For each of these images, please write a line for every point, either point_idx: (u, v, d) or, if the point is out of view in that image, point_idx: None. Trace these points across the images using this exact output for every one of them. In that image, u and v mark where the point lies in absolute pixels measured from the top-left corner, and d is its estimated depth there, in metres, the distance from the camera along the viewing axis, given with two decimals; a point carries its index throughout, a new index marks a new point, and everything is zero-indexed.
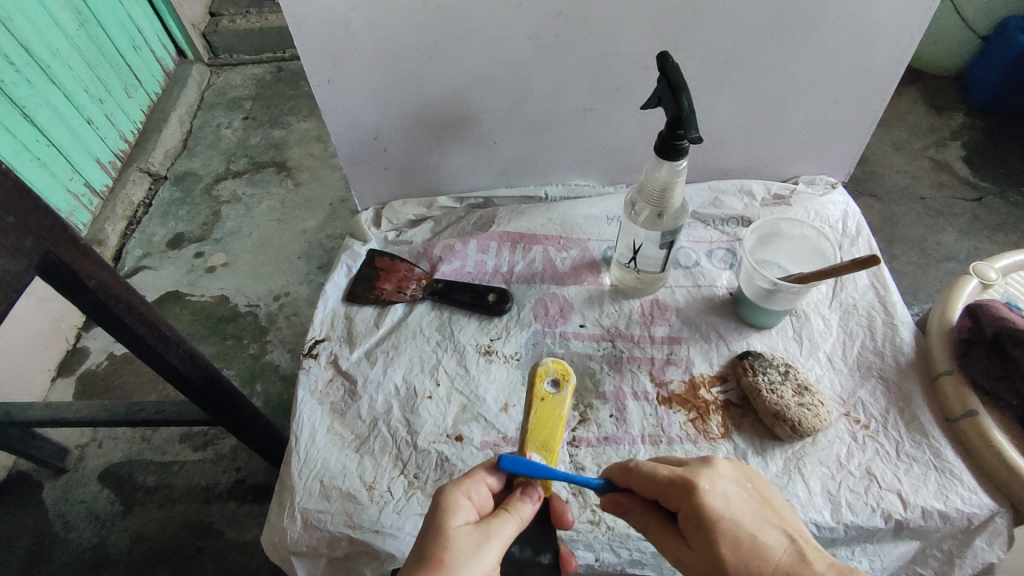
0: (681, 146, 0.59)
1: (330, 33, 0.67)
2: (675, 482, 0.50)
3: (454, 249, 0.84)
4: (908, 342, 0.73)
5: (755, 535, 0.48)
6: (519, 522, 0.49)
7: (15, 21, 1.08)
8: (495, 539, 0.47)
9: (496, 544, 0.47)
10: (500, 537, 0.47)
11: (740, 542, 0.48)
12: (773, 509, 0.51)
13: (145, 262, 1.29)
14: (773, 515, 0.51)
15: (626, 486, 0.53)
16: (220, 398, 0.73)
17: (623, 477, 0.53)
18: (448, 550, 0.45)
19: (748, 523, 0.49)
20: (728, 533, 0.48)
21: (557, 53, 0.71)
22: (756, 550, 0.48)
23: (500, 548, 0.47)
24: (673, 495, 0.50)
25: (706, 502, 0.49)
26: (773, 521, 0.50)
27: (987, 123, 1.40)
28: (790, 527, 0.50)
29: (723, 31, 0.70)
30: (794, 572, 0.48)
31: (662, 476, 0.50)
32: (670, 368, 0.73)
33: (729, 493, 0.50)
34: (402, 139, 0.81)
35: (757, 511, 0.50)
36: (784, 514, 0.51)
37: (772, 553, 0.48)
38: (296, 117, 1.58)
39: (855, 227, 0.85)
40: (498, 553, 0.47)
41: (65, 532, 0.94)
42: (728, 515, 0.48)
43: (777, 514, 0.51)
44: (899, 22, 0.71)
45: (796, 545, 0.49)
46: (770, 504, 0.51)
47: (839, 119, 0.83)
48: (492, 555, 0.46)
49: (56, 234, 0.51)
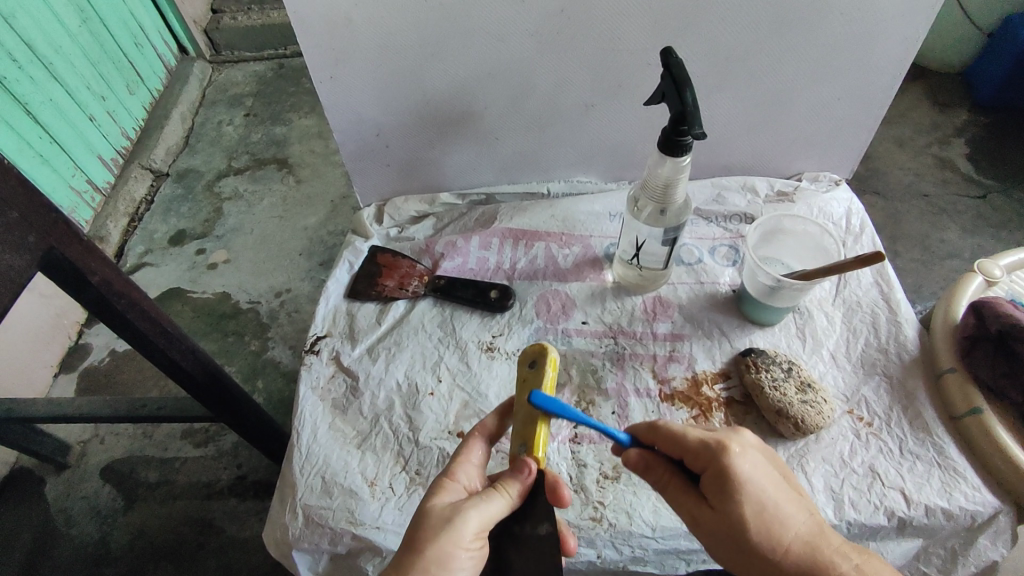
0: (685, 142, 0.59)
1: (333, 29, 0.67)
2: (706, 443, 0.49)
3: (456, 246, 0.84)
4: (912, 339, 0.73)
5: (778, 505, 0.48)
6: (504, 497, 0.49)
7: (18, 17, 1.08)
8: (472, 507, 0.47)
9: (473, 513, 0.47)
10: (479, 507, 0.47)
11: (764, 509, 0.47)
12: (793, 484, 0.50)
13: (147, 259, 1.29)
14: (795, 490, 0.50)
15: (654, 443, 0.53)
16: (221, 394, 0.73)
17: (651, 433, 0.53)
18: (422, 526, 0.47)
19: (773, 493, 0.48)
20: (754, 499, 0.47)
21: (560, 49, 0.71)
22: (778, 518, 0.47)
23: (479, 524, 0.47)
24: (701, 456, 0.49)
25: (735, 466, 0.47)
26: (795, 495, 0.49)
27: (991, 120, 1.40)
28: (810, 505, 0.50)
29: (727, 27, 0.70)
30: (811, 546, 0.47)
31: (692, 437, 0.50)
32: (672, 365, 0.73)
33: (758, 461, 0.49)
34: (404, 135, 0.81)
35: (782, 482, 0.49)
36: (803, 491, 0.51)
37: (792, 524, 0.47)
38: (297, 114, 1.58)
39: (858, 225, 0.85)
40: (478, 524, 0.47)
41: (68, 528, 0.94)
42: (754, 483, 0.48)
43: (797, 490, 0.50)
44: (905, 17, 0.70)
45: (814, 520, 0.48)
46: (792, 480, 0.51)
47: (843, 115, 0.83)
48: (469, 529, 0.46)
49: (59, 229, 0.51)
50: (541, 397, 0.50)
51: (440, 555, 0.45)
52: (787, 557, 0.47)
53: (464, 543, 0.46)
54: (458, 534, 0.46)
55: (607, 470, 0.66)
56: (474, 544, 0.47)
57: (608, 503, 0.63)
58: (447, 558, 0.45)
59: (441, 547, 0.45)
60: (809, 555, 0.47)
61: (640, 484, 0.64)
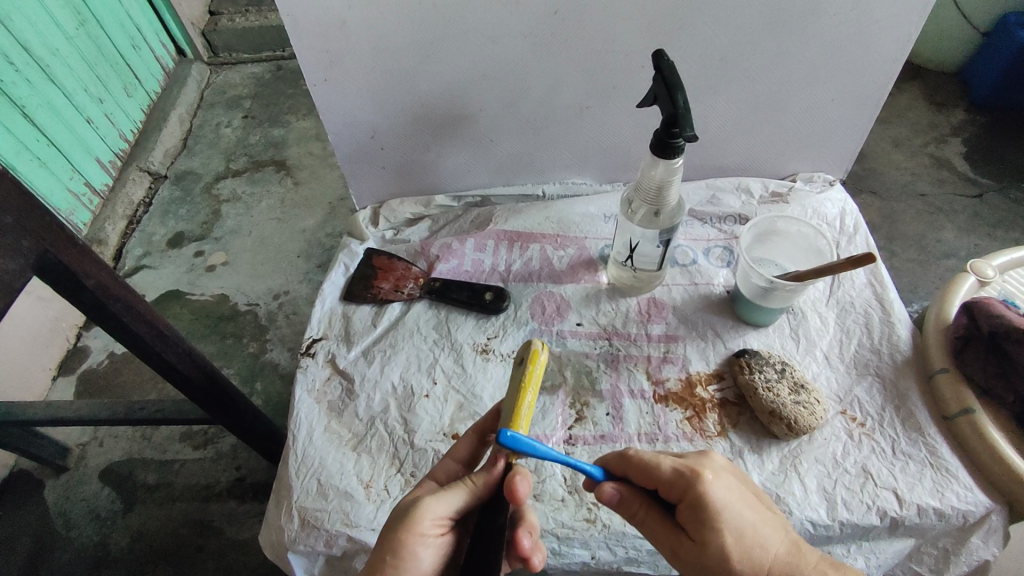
0: (676, 145, 0.59)
1: (326, 32, 0.68)
2: (680, 473, 0.49)
3: (451, 248, 0.84)
4: (905, 339, 0.73)
5: (756, 527, 0.49)
6: (464, 486, 0.50)
7: (15, 21, 1.08)
8: (429, 495, 0.49)
9: (429, 500, 0.48)
10: (437, 495, 0.49)
11: (742, 532, 0.48)
12: (766, 505, 0.51)
13: (145, 261, 1.29)
14: (768, 509, 0.51)
15: (625, 475, 0.52)
16: (219, 397, 0.73)
17: (622, 465, 0.52)
18: (393, 514, 0.50)
19: (749, 516, 0.49)
20: (732, 524, 0.48)
21: (554, 51, 0.71)
22: (758, 541, 0.48)
23: (439, 511, 0.48)
24: (677, 486, 0.49)
25: (711, 492, 0.48)
26: (769, 515, 0.50)
27: (988, 120, 1.40)
28: (783, 522, 0.51)
29: (719, 28, 0.70)
30: (789, 563, 0.49)
31: (666, 469, 0.50)
32: (667, 366, 0.73)
33: (730, 484, 0.50)
34: (399, 137, 0.81)
35: (754, 503, 0.50)
36: (771, 506, 0.52)
37: (771, 545, 0.48)
38: (295, 116, 1.58)
39: (853, 225, 0.85)
40: (434, 511, 0.48)
41: (67, 530, 0.94)
42: (729, 507, 0.48)
43: (771, 509, 0.51)
44: (897, 18, 0.70)
45: (788, 537, 0.50)
46: (762, 499, 0.52)
47: (837, 116, 0.83)
48: (428, 516, 0.48)
49: (54, 234, 0.51)
50: (509, 437, 0.46)
51: (396, 540, 0.47)
52: None
53: (420, 529, 0.47)
54: (414, 519, 0.48)
55: None
56: (433, 532, 0.48)
57: (602, 504, 0.64)
58: (403, 544, 0.47)
59: (397, 532, 0.47)
60: (788, 572, 0.49)
61: None
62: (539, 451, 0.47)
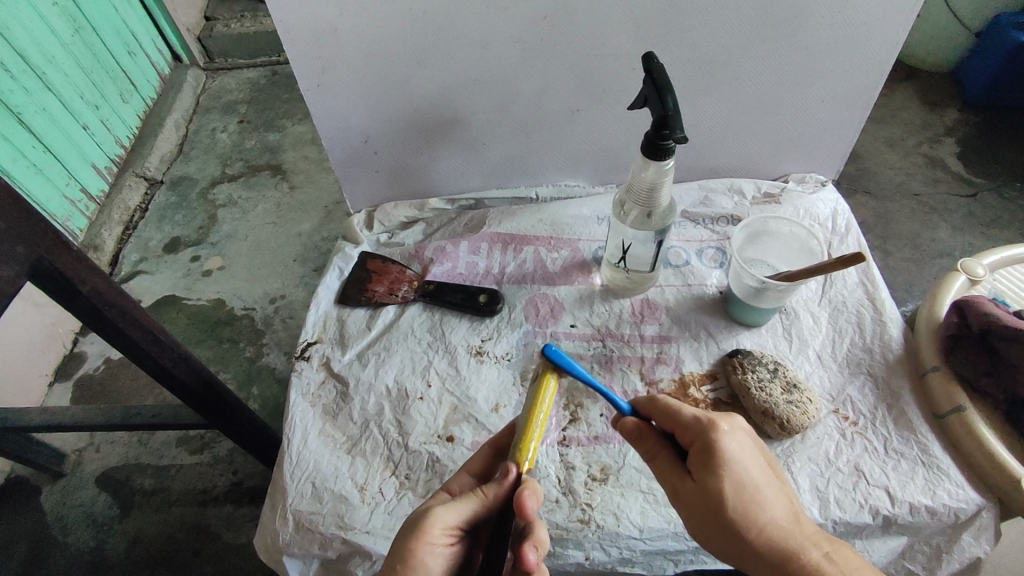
0: (666, 146, 0.60)
1: (319, 38, 0.68)
2: (698, 419, 0.50)
3: (445, 251, 0.84)
4: (897, 338, 0.73)
5: (757, 486, 0.49)
6: (475, 496, 0.49)
7: (11, 28, 1.09)
8: (438, 504, 0.49)
9: (438, 510, 0.48)
10: (447, 505, 0.49)
11: (745, 487, 0.48)
12: (776, 474, 0.51)
13: (142, 267, 1.29)
14: (778, 477, 0.51)
15: (651, 415, 0.54)
16: (214, 401, 0.73)
17: (649, 406, 0.54)
18: (404, 523, 0.49)
19: (755, 474, 0.49)
20: (737, 476, 0.48)
21: (546, 55, 0.72)
22: (756, 498, 0.48)
23: (450, 520, 0.48)
24: (692, 430, 0.50)
25: (723, 441, 0.48)
26: (776, 481, 0.50)
27: (981, 119, 1.40)
28: (789, 494, 0.51)
29: (710, 31, 0.71)
30: (785, 529, 0.48)
31: (688, 413, 0.51)
32: (660, 367, 0.73)
33: (744, 443, 0.50)
34: (392, 142, 0.82)
35: (765, 467, 0.50)
36: (784, 481, 0.52)
37: (770, 507, 0.48)
38: (291, 121, 1.59)
39: (844, 225, 0.86)
40: (442, 520, 0.48)
41: (63, 536, 0.94)
42: (739, 461, 0.48)
43: (779, 479, 0.51)
44: (884, 20, 0.71)
45: (790, 507, 0.50)
46: (775, 470, 0.52)
47: (827, 117, 0.84)
48: (438, 524, 0.48)
49: (49, 240, 0.52)
50: (554, 349, 0.52)
51: (404, 549, 0.47)
52: (759, 535, 0.48)
53: (429, 537, 0.47)
54: (422, 529, 0.48)
55: (595, 472, 0.66)
56: (442, 541, 0.48)
57: (596, 505, 0.64)
58: (411, 553, 0.47)
59: (406, 542, 0.47)
60: (780, 536, 0.48)
61: (627, 485, 0.65)
62: (576, 366, 0.51)
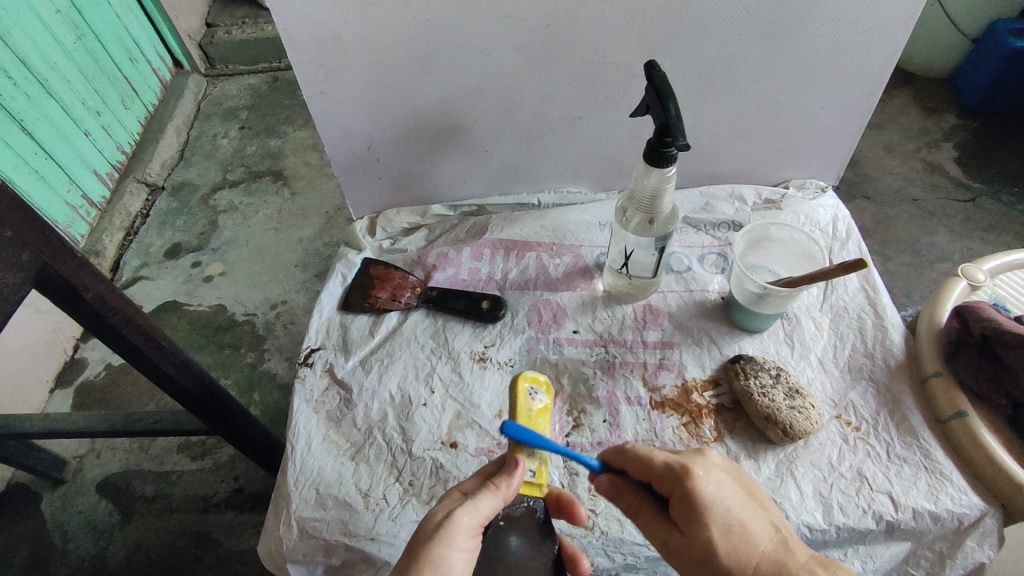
0: (669, 154, 0.60)
1: (323, 46, 0.68)
2: (669, 468, 0.50)
3: (448, 257, 0.85)
4: (898, 344, 0.74)
5: (745, 524, 0.49)
6: (494, 493, 0.50)
7: (13, 35, 1.09)
8: (461, 508, 0.48)
9: (462, 513, 0.48)
10: (470, 505, 0.49)
11: (730, 528, 0.48)
12: (762, 504, 0.51)
13: (142, 273, 1.29)
14: (762, 506, 0.51)
15: (623, 469, 0.54)
16: (218, 408, 0.73)
17: (619, 458, 0.54)
18: (424, 528, 0.48)
19: (739, 512, 0.49)
20: (719, 519, 0.48)
21: (548, 63, 0.72)
22: (745, 537, 0.48)
23: (476, 521, 0.48)
24: (667, 479, 0.50)
25: (699, 488, 0.49)
26: (764, 514, 0.50)
27: (979, 124, 1.41)
28: (778, 521, 0.51)
29: (710, 38, 0.71)
30: (780, 563, 0.48)
31: (659, 460, 0.51)
32: (663, 373, 0.74)
33: (721, 482, 0.50)
34: (395, 148, 0.82)
35: (747, 501, 0.50)
36: (771, 506, 0.52)
37: (760, 543, 0.48)
38: (293, 127, 1.59)
39: (845, 231, 0.86)
40: (468, 522, 0.48)
41: (63, 543, 0.94)
42: (718, 504, 0.49)
43: (768, 507, 0.51)
44: (883, 28, 0.72)
45: (782, 537, 0.49)
46: (760, 497, 0.52)
47: (828, 124, 0.84)
48: (465, 526, 0.47)
49: (54, 247, 0.52)
50: (513, 427, 0.52)
51: (433, 556, 0.46)
52: None
53: (455, 541, 0.47)
54: (448, 534, 0.47)
55: None
56: (467, 543, 0.47)
57: (600, 511, 0.64)
58: (439, 559, 0.46)
59: (433, 549, 0.46)
60: (778, 571, 0.48)
61: None
62: (541, 440, 0.52)
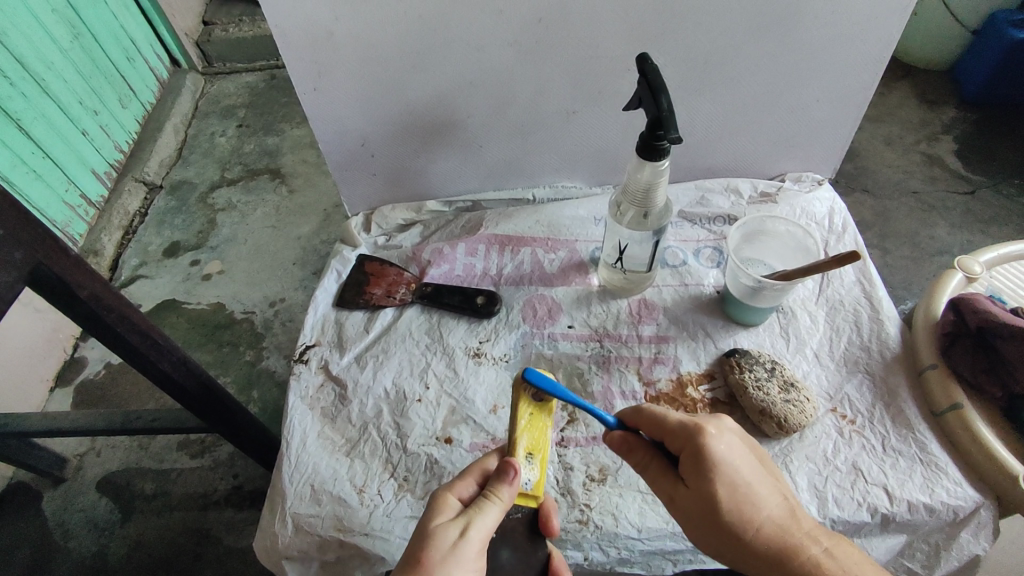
0: (661, 147, 0.60)
1: (314, 42, 0.68)
2: (685, 425, 0.51)
3: (442, 253, 0.85)
4: (895, 336, 0.73)
5: (752, 487, 0.49)
6: (496, 504, 0.50)
7: (9, 35, 1.09)
8: (472, 526, 0.48)
9: (474, 532, 0.48)
10: (476, 522, 0.48)
11: (739, 488, 0.49)
12: (771, 473, 0.51)
13: (141, 271, 1.30)
14: (770, 474, 0.51)
15: (637, 427, 0.55)
16: (215, 405, 0.73)
17: (635, 418, 0.55)
18: (431, 546, 0.46)
19: (747, 474, 0.49)
20: (729, 479, 0.49)
21: (542, 57, 0.72)
22: (752, 499, 0.49)
23: (482, 538, 0.48)
24: (680, 436, 0.51)
25: (711, 446, 0.49)
26: (773, 483, 0.51)
27: (978, 117, 1.41)
28: (783, 490, 0.51)
29: (705, 30, 0.71)
30: (783, 528, 0.49)
31: (674, 419, 0.52)
32: (658, 367, 0.73)
33: (733, 443, 0.50)
34: (389, 145, 0.82)
35: (758, 466, 0.50)
36: (777, 476, 0.52)
37: (765, 506, 0.49)
38: (290, 124, 1.59)
39: (841, 223, 0.86)
40: (478, 539, 0.48)
41: (65, 541, 0.94)
42: (730, 463, 0.49)
43: (775, 478, 0.51)
44: (879, 19, 0.71)
45: (786, 504, 0.50)
46: (768, 467, 0.52)
47: (824, 116, 0.84)
48: (474, 545, 0.47)
49: (47, 245, 0.52)
50: (535, 373, 0.53)
51: None
52: (758, 538, 0.48)
53: (464, 560, 0.46)
54: (464, 555, 0.46)
55: (594, 472, 0.66)
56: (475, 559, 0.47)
57: (594, 505, 0.64)
58: None
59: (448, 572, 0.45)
60: (780, 536, 0.48)
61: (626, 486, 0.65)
62: (559, 389, 0.53)
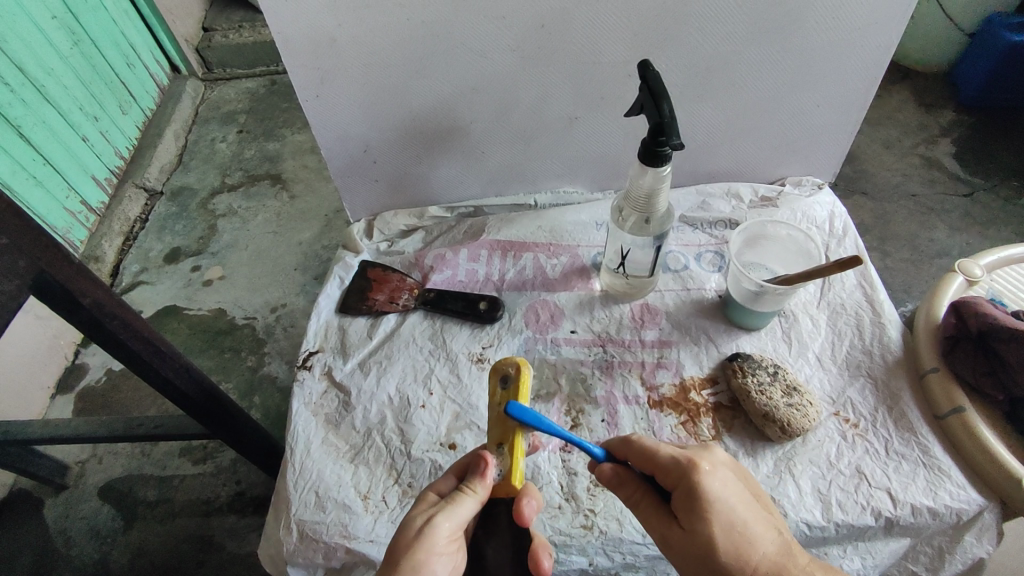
0: (663, 153, 0.60)
1: (317, 50, 0.69)
2: (676, 461, 0.51)
3: (445, 258, 0.85)
4: (896, 340, 0.74)
5: (746, 526, 0.49)
6: (471, 496, 0.50)
7: (10, 43, 1.10)
8: (441, 513, 0.49)
9: (443, 518, 0.48)
10: (446, 510, 0.49)
11: (733, 526, 0.49)
12: (766, 510, 0.52)
13: (142, 277, 1.30)
14: (765, 511, 0.52)
15: (627, 459, 0.55)
16: (219, 411, 0.73)
17: (625, 449, 0.55)
18: (403, 535, 0.48)
19: (742, 512, 0.50)
20: (723, 517, 0.49)
21: (543, 63, 0.72)
22: (747, 538, 0.49)
23: (454, 526, 0.49)
24: (673, 473, 0.51)
25: (705, 484, 0.49)
26: (768, 521, 0.51)
27: (975, 119, 1.41)
28: (777, 524, 0.51)
29: (705, 37, 0.71)
30: (777, 566, 0.49)
31: (665, 454, 0.52)
32: (660, 372, 0.74)
33: (726, 479, 0.51)
34: (391, 151, 0.82)
35: (752, 503, 0.51)
36: (772, 512, 0.52)
37: (761, 543, 0.49)
38: (290, 130, 1.59)
39: (842, 227, 0.86)
40: (450, 528, 0.48)
41: (67, 548, 0.94)
42: (724, 500, 0.49)
43: (771, 515, 0.52)
44: (877, 24, 0.72)
45: (781, 540, 0.50)
46: (762, 502, 0.52)
47: (823, 121, 0.84)
48: (443, 531, 0.48)
49: (50, 253, 0.52)
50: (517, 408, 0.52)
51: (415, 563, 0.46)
52: None
53: (434, 547, 0.47)
54: (431, 542, 0.47)
55: None
56: (449, 547, 0.48)
57: (599, 510, 0.64)
58: (422, 565, 0.47)
59: (415, 557, 0.47)
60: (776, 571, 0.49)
61: None
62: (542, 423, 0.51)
